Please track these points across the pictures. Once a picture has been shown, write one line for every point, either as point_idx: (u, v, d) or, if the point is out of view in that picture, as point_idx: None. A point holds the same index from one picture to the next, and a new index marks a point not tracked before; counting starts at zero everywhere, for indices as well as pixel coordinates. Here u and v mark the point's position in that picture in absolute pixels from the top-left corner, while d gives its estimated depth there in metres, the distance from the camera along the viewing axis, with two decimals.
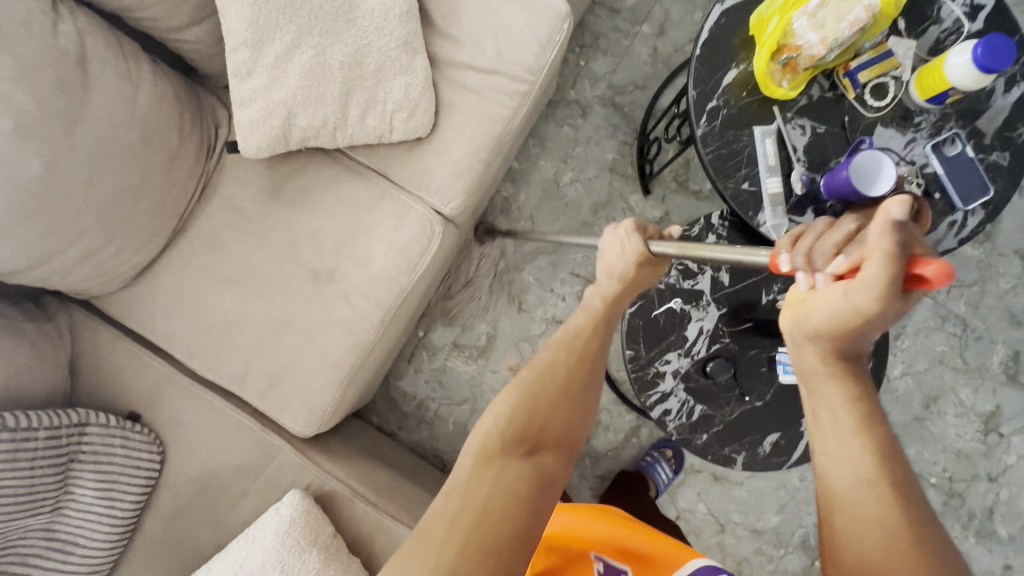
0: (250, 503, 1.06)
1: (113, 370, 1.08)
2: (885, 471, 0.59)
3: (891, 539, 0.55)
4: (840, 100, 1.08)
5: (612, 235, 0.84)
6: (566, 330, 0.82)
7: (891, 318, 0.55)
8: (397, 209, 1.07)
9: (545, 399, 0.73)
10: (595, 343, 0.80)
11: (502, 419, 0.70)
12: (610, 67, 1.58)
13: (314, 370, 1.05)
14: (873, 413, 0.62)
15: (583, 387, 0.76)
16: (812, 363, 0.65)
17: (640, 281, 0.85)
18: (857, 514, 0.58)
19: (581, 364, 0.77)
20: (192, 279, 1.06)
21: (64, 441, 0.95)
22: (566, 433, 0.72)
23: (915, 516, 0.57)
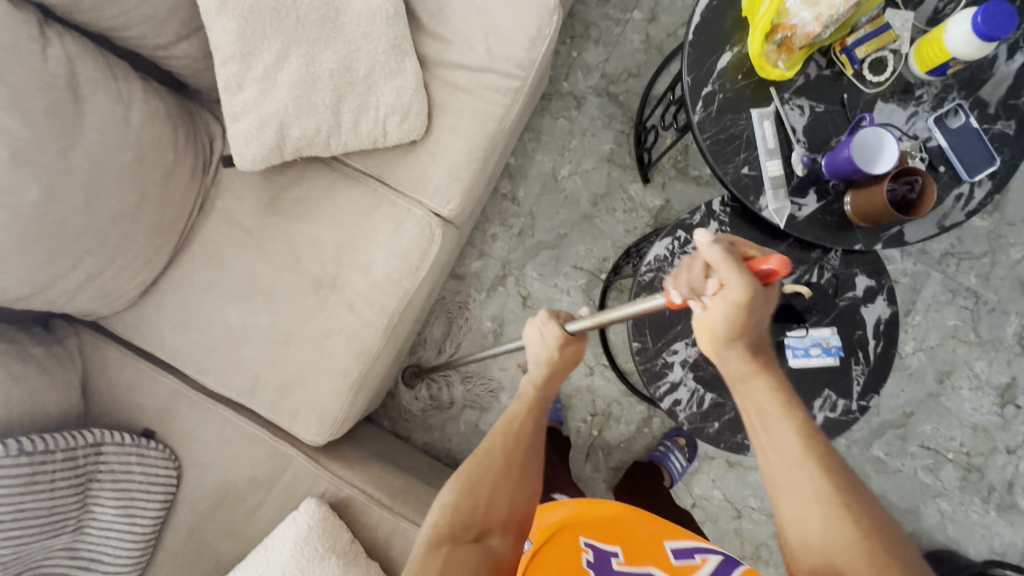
0: (267, 513, 1.07)
1: (125, 389, 1.09)
2: (810, 446, 0.67)
3: (827, 507, 0.63)
4: (838, 78, 1.06)
5: (530, 327, 0.86)
6: (505, 417, 0.86)
7: (762, 302, 0.66)
8: (395, 214, 1.06)
9: (488, 485, 0.76)
10: (532, 427, 0.84)
11: (447, 507, 0.74)
12: (602, 56, 1.56)
13: (322, 379, 1.06)
14: (792, 400, 0.71)
15: (523, 470, 0.79)
16: (734, 365, 0.74)
17: (573, 361, 0.88)
18: (798, 493, 0.65)
19: (520, 448, 0.81)
20: (196, 295, 1.07)
21: (81, 461, 0.96)
22: (512, 514, 0.75)
23: (843, 479, 0.65)
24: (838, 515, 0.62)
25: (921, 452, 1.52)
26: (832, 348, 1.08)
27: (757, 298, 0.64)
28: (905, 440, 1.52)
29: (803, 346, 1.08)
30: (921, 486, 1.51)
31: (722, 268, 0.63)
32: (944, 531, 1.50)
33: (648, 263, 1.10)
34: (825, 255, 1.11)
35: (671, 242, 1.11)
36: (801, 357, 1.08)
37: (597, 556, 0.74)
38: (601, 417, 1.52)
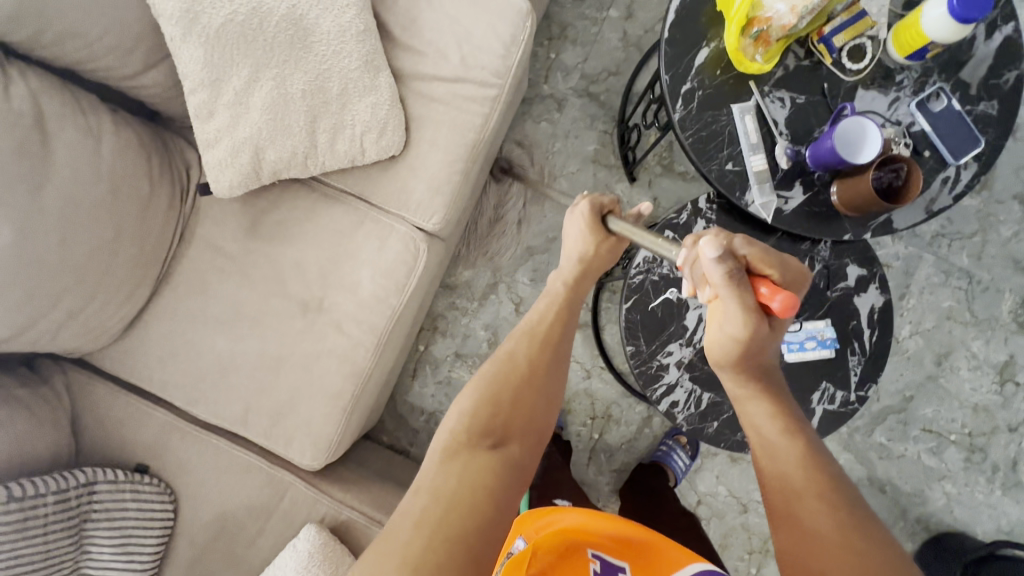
0: (267, 541, 1.05)
1: (115, 424, 1.07)
2: (812, 477, 0.66)
3: (833, 546, 0.61)
4: (817, 68, 1.05)
5: (569, 219, 0.93)
6: (528, 323, 0.86)
7: (765, 336, 0.71)
8: (379, 231, 1.05)
9: (508, 389, 0.76)
10: (553, 337, 0.84)
11: (465, 414, 0.72)
12: (581, 56, 1.55)
13: (314, 403, 1.04)
14: (796, 427, 0.71)
15: (546, 375, 0.79)
16: (736, 389, 0.76)
17: (597, 264, 0.93)
18: (804, 526, 0.64)
19: (543, 354, 0.81)
20: (180, 325, 1.05)
21: (74, 502, 0.94)
22: (529, 425, 0.74)
23: (848, 514, 0.64)
24: (845, 552, 0.60)
25: (924, 435, 1.51)
26: (827, 340, 1.07)
27: (755, 334, 0.70)
28: (906, 424, 1.52)
29: (797, 340, 1.07)
30: (925, 470, 1.51)
31: (730, 296, 0.69)
32: (951, 513, 1.50)
33: (637, 265, 1.09)
34: (815, 246, 1.10)
35: None
36: (795, 351, 1.07)
37: (604, 569, 0.73)
38: (601, 420, 1.51)
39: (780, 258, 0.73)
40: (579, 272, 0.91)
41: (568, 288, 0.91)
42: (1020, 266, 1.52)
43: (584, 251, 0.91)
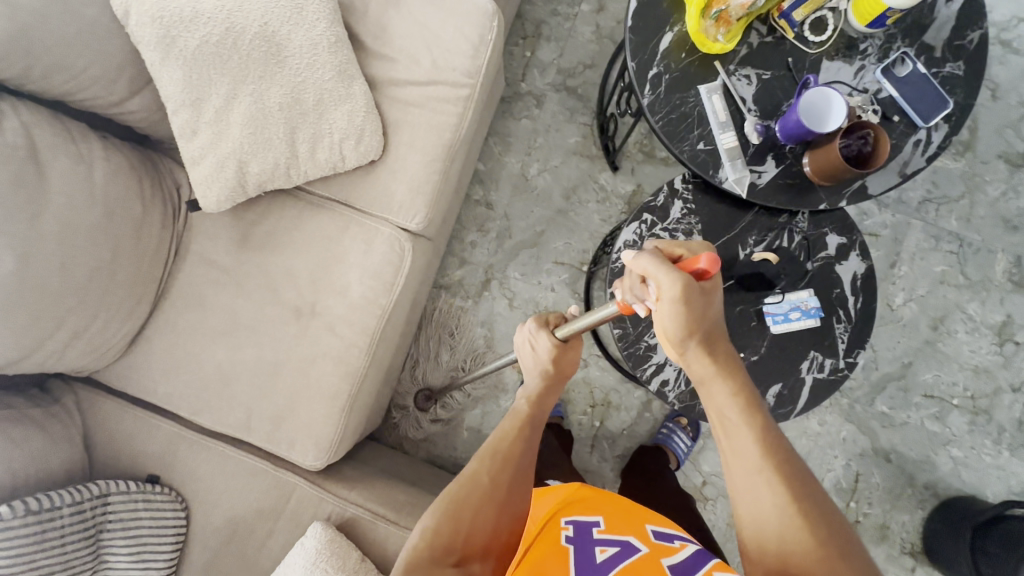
0: (277, 542, 1.08)
1: (125, 438, 1.12)
2: (771, 455, 0.62)
3: (788, 521, 0.58)
4: (780, 43, 1.07)
5: (521, 334, 0.85)
6: (494, 441, 0.77)
7: (700, 296, 0.64)
8: (364, 234, 1.09)
9: (471, 514, 0.70)
10: (519, 457, 0.76)
11: (426, 530, 0.68)
12: (556, 52, 1.58)
13: (314, 404, 1.08)
14: (751, 400, 0.66)
15: (510, 492, 0.73)
16: (699, 369, 0.68)
17: (563, 370, 0.83)
18: (751, 504, 0.61)
19: (507, 472, 0.74)
20: (181, 338, 1.09)
21: (89, 513, 0.99)
22: (493, 541, 0.70)
23: (804, 490, 0.60)
24: (798, 524, 0.58)
25: (926, 401, 1.51)
26: (811, 310, 1.09)
27: (694, 292, 0.63)
28: (907, 392, 1.51)
29: (782, 311, 1.08)
30: (930, 436, 1.50)
31: (656, 270, 0.64)
32: (960, 478, 1.49)
33: (618, 249, 1.11)
34: (794, 219, 1.11)
35: (638, 226, 1.12)
36: (781, 322, 1.08)
37: (578, 531, 0.73)
38: (601, 407, 1.53)
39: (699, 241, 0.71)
40: (541, 388, 0.83)
41: (532, 402, 0.82)
42: (1010, 225, 1.52)
43: (547, 365, 0.82)
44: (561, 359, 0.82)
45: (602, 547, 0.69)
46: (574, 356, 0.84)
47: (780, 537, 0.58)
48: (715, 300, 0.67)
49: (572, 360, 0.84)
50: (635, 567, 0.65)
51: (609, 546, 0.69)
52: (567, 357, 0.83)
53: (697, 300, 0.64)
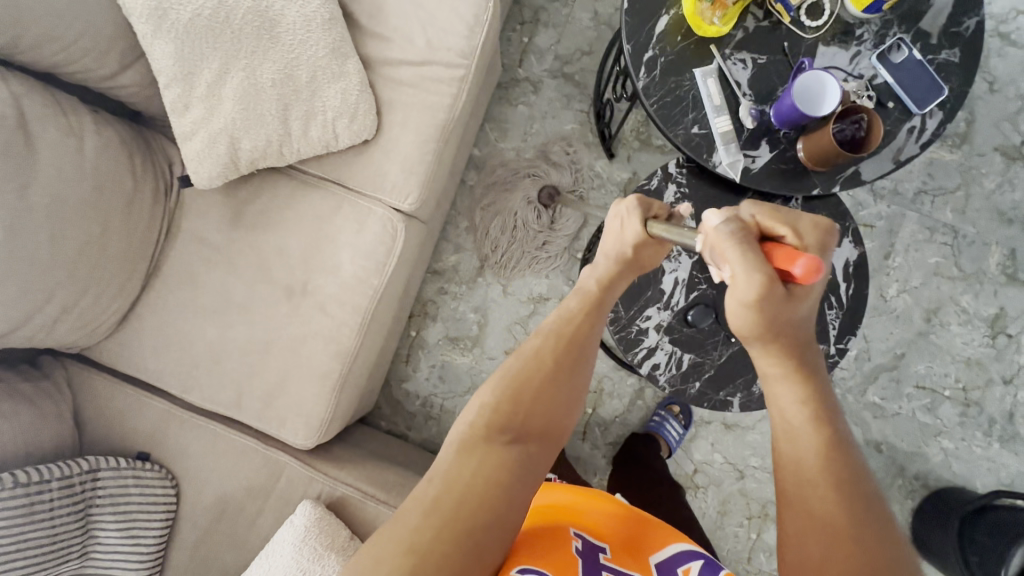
0: (267, 520, 1.09)
1: (115, 415, 1.12)
2: (831, 474, 0.63)
3: (835, 541, 0.60)
4: (776, 28, 1.07)
5: (614, 213, 0.87)
6: (561, 322, 0.81)
7: (779, 303, 0.64)
8: (357, 214, 1.09)
9: (532, 395, 0.74)
10: (581, 346, 0.80)
11: (486, 407, 0.72)
12: (554, 38, 1.57)
13: (305, 384, 1.08)
14: (822, 417, 0.67)
15: (570, 373, 0.77)
16: (766, 366, 0.70)
17: (637, 261, 0.86)
18: (802, 515, 0.63)
19: (568, 359, 0.78)
20: (172, 316, 1.09)
21: (78, 488, 0.99)
22: (550, 420, 0.74)
23: (864, 521, 0.61)
24: (845, 555, 0.59)
25: (918, 392, 1.51)
26: None
27: (769, 299, 0.63)
28: (899, 382, 1.52)
29: None
30: (921, 427, 1.51)
31: (732, 258, 0.64)
32: (950, 469, 1.49)
33: None
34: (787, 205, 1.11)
35: None
36: None
37: (585, 548, 0.70)
38: (594, 394, 1.53)
39: (796, 228, 0.69)
40: (615, 273, 0.86)
41: (603, 288, 0.85)
42: (1005, 218, 1.52)
43: (626, 249, 0.85)
44: (638, 250, 0.85)
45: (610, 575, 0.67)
46: (655, 252, 0.86)
47: (823, 557, 0.60)
48: (797, 303, 0.66)
49: (648, 255, 0.85)
50: None
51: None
52: (647, 249, 0.84)
53: (776, 301, 0.64)
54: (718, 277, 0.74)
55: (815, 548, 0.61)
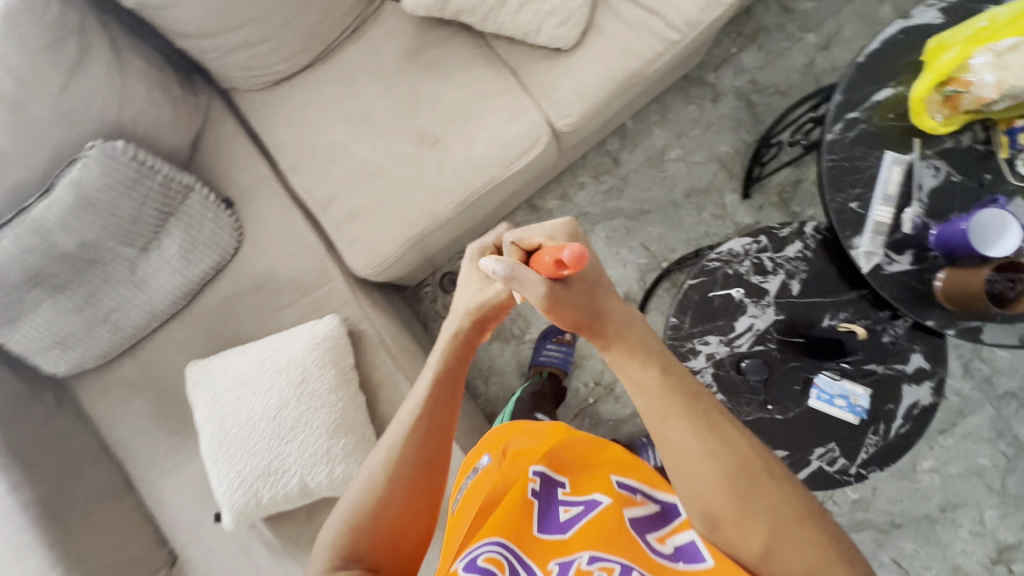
0: (292, 313, 1.17)
1: (223, 157, 1.20)
2: (677, 402, 0.60)
3: (702, 463, 0.58)
4: (989, 157, 1.03)
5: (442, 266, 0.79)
6: (408, 419, 0.68)
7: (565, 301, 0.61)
8: (514, 105, 1.12)
9: (393, 500, 0.63)
10: (442, 427, 0.68)
11: (349, 516, 0.63)
12: (759, 63, 1.55)
13: (388, 222, 1.13)
14: (655, 354, 0.63)
15: (432, 458, 0.67)
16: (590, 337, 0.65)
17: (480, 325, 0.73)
18: (676, 453, 0.59)
19: (429, 443, 0.67)
20: (316, 103, 1.16)
21: (172, 194, 1.10)
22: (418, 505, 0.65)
23: (716, 432, 0.60)
24: (715, 470, 0.58)
25: (891, 566, 1.47)
26: (857, 407, 1.06)
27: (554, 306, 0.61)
28: (880, 547, 1.47)
29: (830, 392, 1.07)
30: None
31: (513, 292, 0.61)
32: None
33: (719, 252, 1.11)
34: (893, 320, 1.08)
35: (749, 242, 1.11)
36: (822, 401, 1.07)
37: (543, 484, 0.69)
38: (603, 390, 1.55)
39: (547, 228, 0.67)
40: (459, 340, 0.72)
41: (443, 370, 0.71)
42: None
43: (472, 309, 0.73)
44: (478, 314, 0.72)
45: (566, 509, 0.66)
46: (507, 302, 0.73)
47: (698, 480, 0.58)
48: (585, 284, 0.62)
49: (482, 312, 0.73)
50: (592, 534, 0.63)
51: (572, 507, 0.66)
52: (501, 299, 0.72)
53: (565, 300, 0.61)
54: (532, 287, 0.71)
55: (691, 473, 0.59)
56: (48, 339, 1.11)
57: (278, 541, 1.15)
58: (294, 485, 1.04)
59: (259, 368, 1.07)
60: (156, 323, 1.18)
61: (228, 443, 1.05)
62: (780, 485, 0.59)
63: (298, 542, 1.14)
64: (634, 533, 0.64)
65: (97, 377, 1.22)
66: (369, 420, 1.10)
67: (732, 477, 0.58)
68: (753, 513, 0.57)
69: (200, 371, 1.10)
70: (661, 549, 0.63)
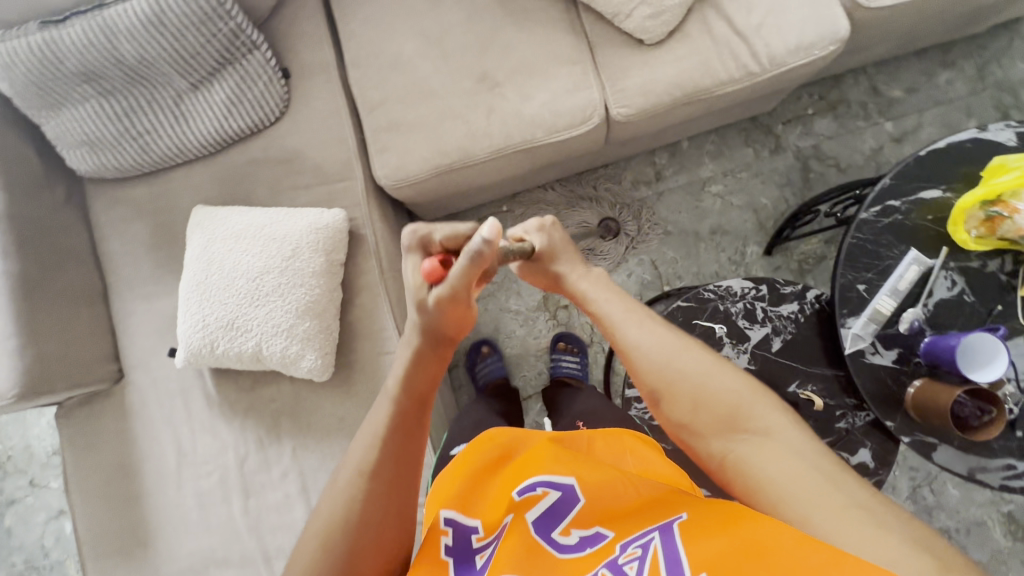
0: (306, 196, 1.21)
1: (296, 30, 1.23)
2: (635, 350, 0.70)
3: (672, 402, 0.66)
4: (1007, 289, 1.02)
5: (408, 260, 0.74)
6: (368, 447, 0.63)
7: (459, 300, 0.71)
8: (579, 78, 1.13)
9: (363, 538, 0.59)
10: (402, 451, 0.64)
11: None
12: (830, 132, 1.54)
13: (423, 143, 1.15)
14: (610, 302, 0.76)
15: (388, 491, 0.61)
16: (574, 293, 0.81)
17: (432, 336, 0.69)
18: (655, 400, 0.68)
19: (383, 485, 0.61)
20: (398, 10, 1.18)
21: (237, 44, 1.13)
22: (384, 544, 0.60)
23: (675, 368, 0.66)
24: (688, 403, 0.64)
25: None
26: None
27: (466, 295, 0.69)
28: None
29: None
30: None
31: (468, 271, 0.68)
32: None
33: (718, 286, 1.13)
34: (856, 410, 1.09)
35: (749, 287, 1.13)
36: None
37: (456, 537, 0.63)
38: None
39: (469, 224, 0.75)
40: (418, 351, 0.69)
41: (404, 384, 0.67)
42: None
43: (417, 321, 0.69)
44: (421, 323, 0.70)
45: (480, 554, 0.61)
46: (462, 309, 0.70)
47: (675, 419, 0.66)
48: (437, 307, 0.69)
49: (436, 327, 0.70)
50: (504, 559, 0.58)
51: (486, 551, 0.61)
52: (453, 313, 0.69)
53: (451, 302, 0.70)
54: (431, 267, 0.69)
55: (671, 416, 0.66)
56: (81, 136, 1.16)
57: (217, 397, 1.19)
58: (249, 347, 1.08)
59: (256, 232, 1.11)
60: (180, 160, 1.22)
61: (205, 288, 1.09)
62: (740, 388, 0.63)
63: (234, 405, 1.19)
64: (539, 536, 0.60)
65: (112, 189, 1.27)
66: (338, 317, 1.14)
67: (699, 407, 0.64)
68: (700, 388, 0.64)
69: (204, 216, 1.14)
70: (566, 543, 0.60)
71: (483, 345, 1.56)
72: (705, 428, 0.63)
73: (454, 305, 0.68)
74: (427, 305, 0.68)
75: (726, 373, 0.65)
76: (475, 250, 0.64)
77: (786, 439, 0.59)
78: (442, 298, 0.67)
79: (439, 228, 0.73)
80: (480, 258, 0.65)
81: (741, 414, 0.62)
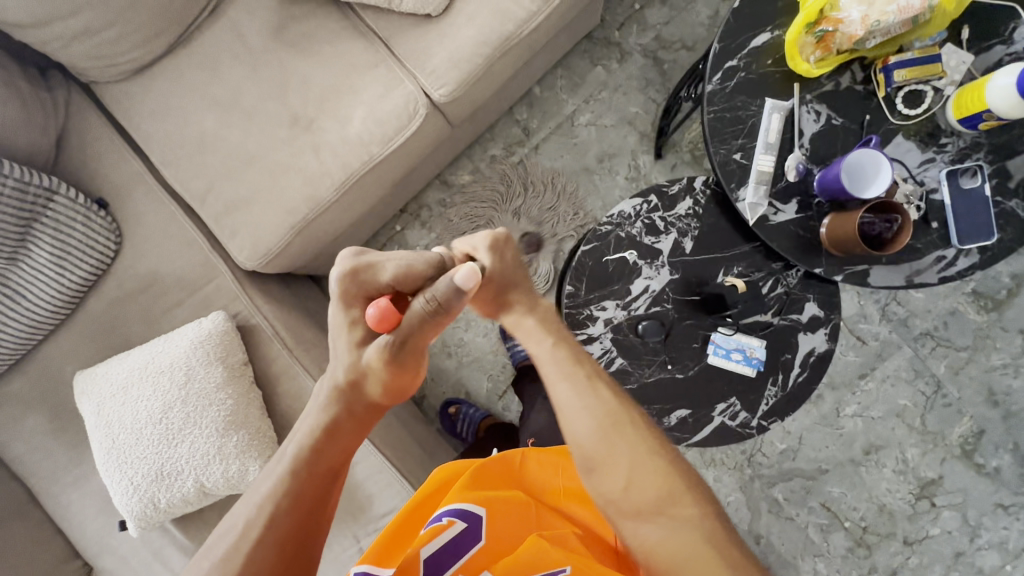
0: (182, 313, 1.13)
1: (93, 156, 1.14)
2: (593, 412, 0.68)
3: (610, 462, 0.67)
4: (868, 97, 1.01)
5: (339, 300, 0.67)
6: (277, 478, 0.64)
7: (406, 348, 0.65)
8: (387, 79, 1.07)
9: None
10: (301, 517, 0.63)
11: None
12: (665, 18, 1.50)
13: (269, 210, 1.08)
14: (567, 347, 0.73)
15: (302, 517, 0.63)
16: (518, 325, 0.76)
17: (364, 400, 0.68)
18: (592, 459, 0.67)
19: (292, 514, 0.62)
20: (180, 90, 1.10)
21: (30, 198, 1.03)
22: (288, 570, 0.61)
23: (622, 434, 0.67)
24: (624, 469, 0.66)
25: (819, 510, 1.47)
26: (754, 359, 1.07)
27: (413, 338, 0.65)
28: (809, 493, 1.48)
29: (726, 347, 1.07)
30: (807, 541, 1.46)
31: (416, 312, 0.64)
32: None
33: (610, 215, 1.10)
34: (786, 271, 1.08)
35: (639, 204, 1.10)
36: (719, 356, 1.07)
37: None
38: None
39: (422, 258, 0.69)
40: (332, 420, 0.67)
41: (325, 427, 0.66)
42: (993, 399, 1.47)
43: (353, 387, 0.67)
44: (357, 376, 0.66)
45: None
46: (403, 375, 0.67)
47: (610, 483, 0.66)
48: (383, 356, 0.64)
49: (372, 385, 0.67)
50: None
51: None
52: (394, 372, 0.66)
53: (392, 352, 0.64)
54: (376, 310, 0.63)
55: (610, 480, 0.66)
56: None
57: (191, 544, 1.12)
58: (191, 487, 1.02)
59: (142, 373, 1.03)
60: (39, 336, 1.12)
61: (118, 450, 1.02)
62: (672, 464, 0.67)
63: None
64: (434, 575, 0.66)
65: None
66: (266, 414, 1.08)
67: (634, 476, 0.66)
68: (640, 465, 0.66)
69: (85, 382, 1.06)
70: None
71: (449, 407, 1.51)
72: (632, 507, 0.65)
73: (397, 359, 0.65)
74: (369, 367, 0.65)
75: (660, 450, 0.68)
76: (444, 297, 0.64)
77: (707, 530, 0.63)
78: (386, 364, 0.64)
79: (387, 266, 0.67)
80: (441, 308, 0.64)
81: (671, 501, 0.64)
